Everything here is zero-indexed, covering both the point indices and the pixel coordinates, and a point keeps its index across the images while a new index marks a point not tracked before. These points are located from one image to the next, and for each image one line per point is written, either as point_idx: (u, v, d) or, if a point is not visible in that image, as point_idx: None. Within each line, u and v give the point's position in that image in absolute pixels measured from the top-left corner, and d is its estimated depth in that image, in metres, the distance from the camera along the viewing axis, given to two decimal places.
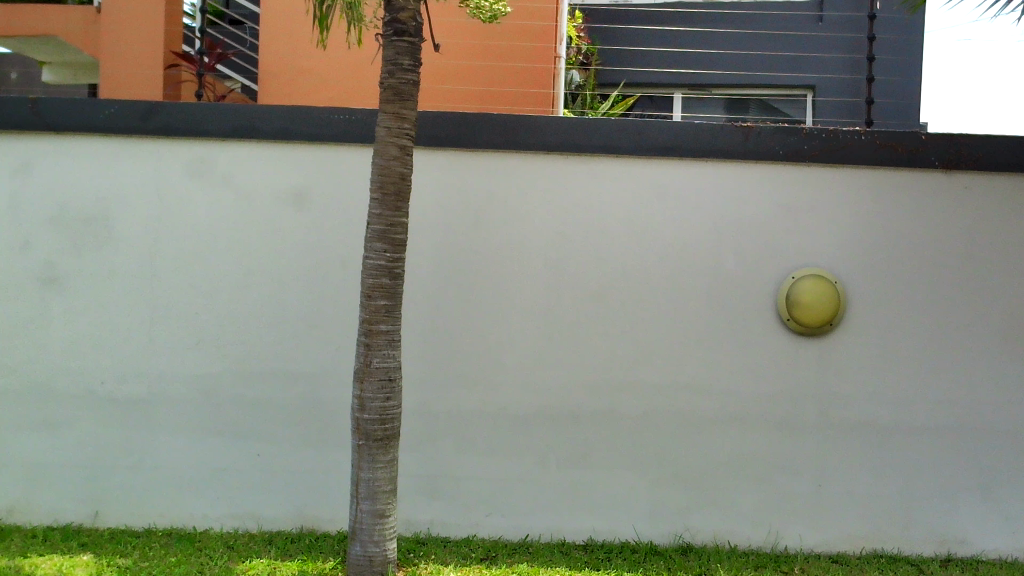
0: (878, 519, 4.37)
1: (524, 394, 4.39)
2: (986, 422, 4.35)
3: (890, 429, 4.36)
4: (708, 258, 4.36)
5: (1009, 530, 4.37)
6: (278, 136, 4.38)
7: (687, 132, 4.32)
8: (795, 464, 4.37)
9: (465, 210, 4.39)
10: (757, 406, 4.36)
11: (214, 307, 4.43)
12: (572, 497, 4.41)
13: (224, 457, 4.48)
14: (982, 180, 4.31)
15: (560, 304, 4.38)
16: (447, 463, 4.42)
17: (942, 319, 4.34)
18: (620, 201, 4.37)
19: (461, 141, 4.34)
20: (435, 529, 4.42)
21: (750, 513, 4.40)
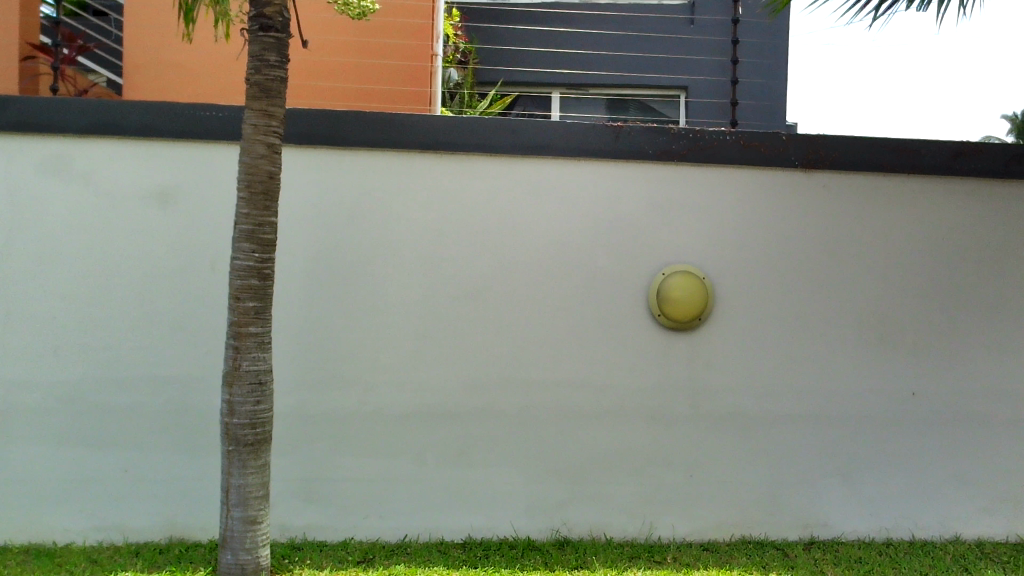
0: (747, 505, 4.52)
1: (401, 393, 4.36)
2: (843, 410, 4.55)
3: (756, 419, 4.51)
4: (582, 254, 4.42)
5: (864, 512, 4.59)
6: (138, 130, 4.20)
7: (561, 132, 4.37)
8: (673, 453, 4.48)
9: (339, 208, 4.33)
10: (631, 400, 4.44)
11: (74, 308, 4.23)
12: (451, 495, 4.40)
13: (85, 465, 4.27)
14: (839, 178, 4.51)
15: (439, 302, 4.36)
16: (322, 465, 4.34)
17: (806, 310, 4.52)
18: (497, 198, 4.38)
19: (334, 139, 4.28)
20: (312, 533, 4.34)
21: (629, 501, 4.47)
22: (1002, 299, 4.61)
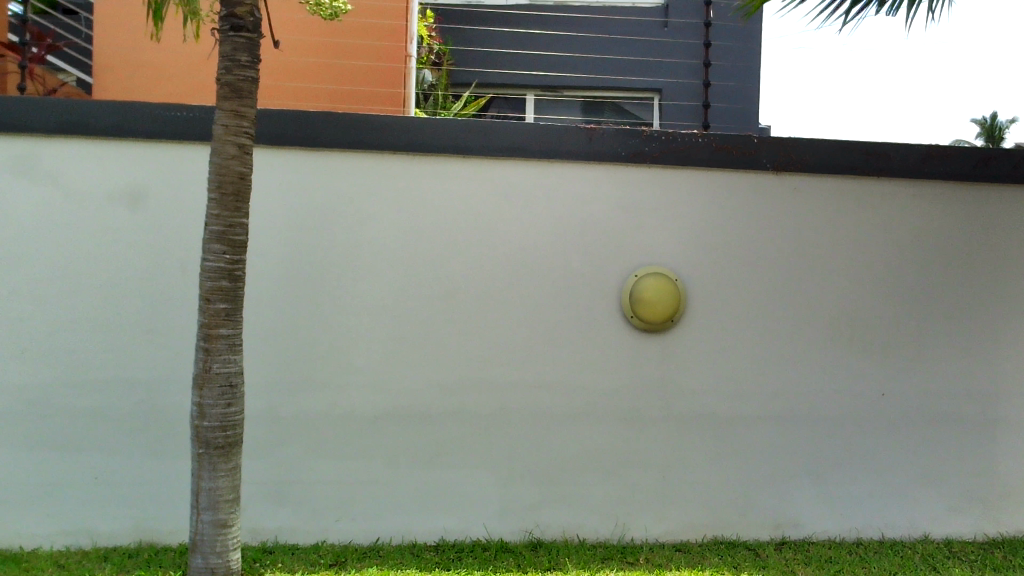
0: (864, 499, 5.17)
1: (595, 407, 4.99)
2: (949, 409, 5.20)
3: (872, 414, 5.16)
4: (704, 276, 5.06)
5: (962, 505, 5.22)
6: (356, 186, 4.86)
7: (687, 148, 4.98)
8: (819, 457, 5.14)
9: (480, 245, 4.90)
10: (761, 397, 5.09)
11: (300, 346, 4.86)
12: (596, 497, 5.01)
13: (264, 479, 4.86)
14: (937, 198, 5.17)
15: (581, 322, 4.97)
16: (476, 474, 4.94)
17: (933, 321, 5.19)
18: (653, 240, 5.03)
19: (483, 178, 4.89)
20: (450, 535, 4.95)
21: (778, 504, 5.11)
22: None
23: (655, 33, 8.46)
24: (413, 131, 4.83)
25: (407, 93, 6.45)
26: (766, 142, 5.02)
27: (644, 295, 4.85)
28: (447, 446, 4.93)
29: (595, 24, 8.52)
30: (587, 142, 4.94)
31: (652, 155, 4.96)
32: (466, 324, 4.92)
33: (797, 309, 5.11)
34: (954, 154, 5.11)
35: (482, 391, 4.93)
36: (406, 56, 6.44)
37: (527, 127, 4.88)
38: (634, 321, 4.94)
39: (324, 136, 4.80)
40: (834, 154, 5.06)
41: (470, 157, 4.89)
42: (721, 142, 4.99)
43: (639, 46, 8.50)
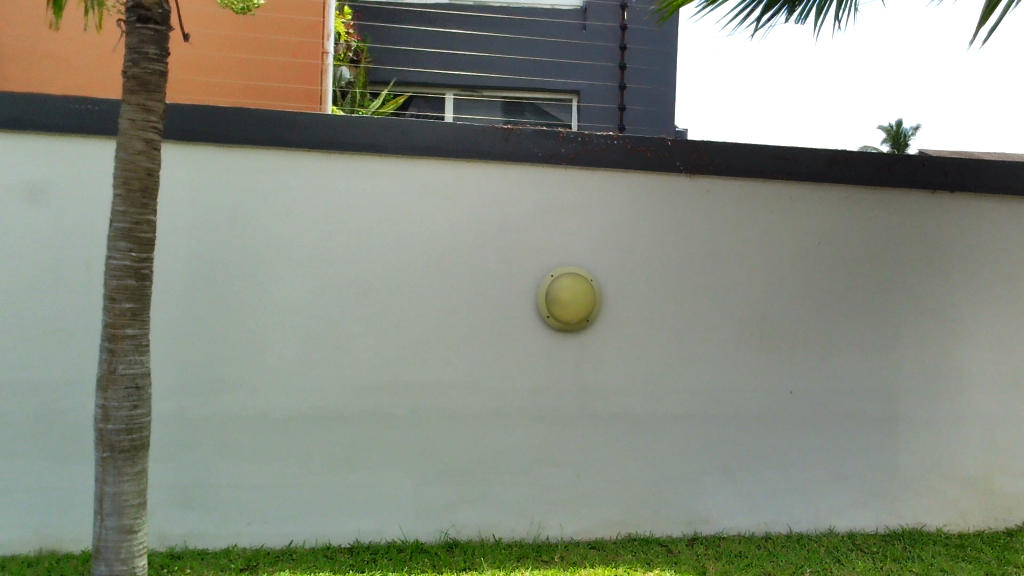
0: (773, 495, 5.30)
1: (512, 406, 5.01)
2: (854, 406, 5.36)
3: (780, 412, 5.29)
4: (619, 277, 5.12)
5: (866, 500, 5.39)
6: (270, 184, 4.78)
7: (603, 149, 5.03)
8: (730, 454, 5.24)
9: (395, 246, 4.89)
10: (675, 397, 5.17)
11: (211, 347, 4.76)
12: (510, 496, 5.03)
13: (171, 482, 4.75)
14: (844, 201, 5.32)
15: (496, 323, 4.98)
16: (390, 475, 4.92)
17: (839, 321, 5.35)
18: (569, 240, 5.07)
19: (399, 179, 4.88)
20: (364, 537, 4.90)
21: (690, 501, 5.21)
22: (980, 312, 5.49)
23: (574, 35, 8.53)
24: (329, 129, 4.78)
25: (325, 90, 6.41)
26: (680, 145, 5.10)
27: (560, 295, 4.88)
28: (362, 447, 4.88)
29: (514, 25, 8.56)
30: (504, 142, 4.95)
31: (569, 156, 5.00)
32: (383, 324, 4.88)
33: (709, 310, 5.21)
34: (858, 160, 5.28)
35: (397, 392, 4.90)
36: (323, 53, 6.44)
37: (445, 127, 4.87)
38: (551, 321, 4.97)
39: (237, 133, 4.71)
40: (745, 159, 5.17)
41: (386, 156, 4.86)
42: (635, 144, 5.06)
43: (558, 48, 8.57)
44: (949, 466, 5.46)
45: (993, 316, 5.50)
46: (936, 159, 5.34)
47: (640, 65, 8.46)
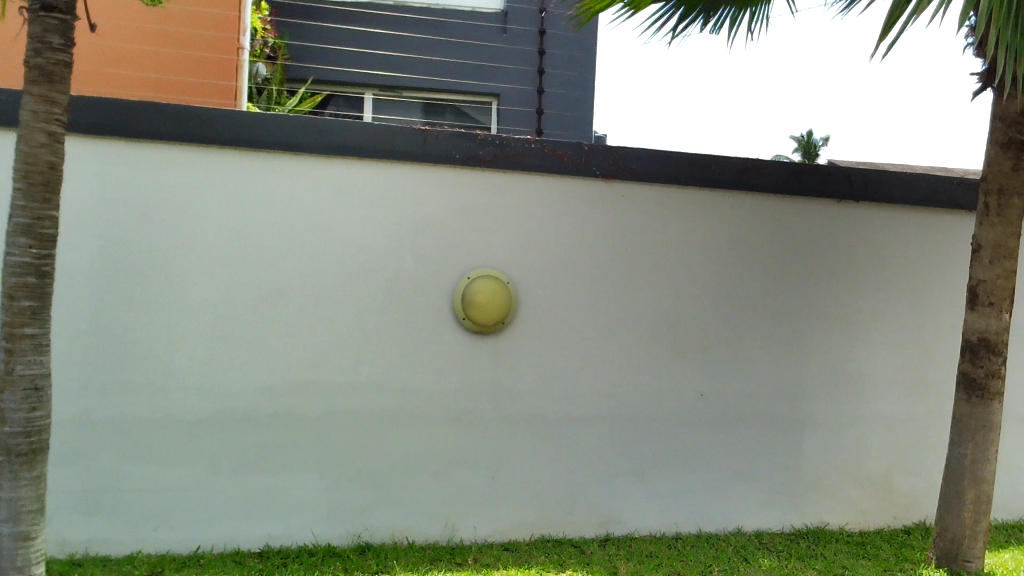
0: (682, 495, 5.39)
1: (426, 409, 4.99)
2: (761, 408, 5.49)
3: (690, 415, 5.38)
4: (535, 280, 5.14)
5: (773, 500, 5.52)
6: (180, 181, 4.67)
7: (520, 152, 5.05)
8: (642, 456, 5.32)
9: (310, 245, 4.83)
10: (588, 399, 5.22)
11: (116, 347, 4.63)
12: (423, 498, 5.01)
13: (73, 487, 4.59)
14: (753, 208, 5.45)
15: (411, 325, 4.96)
16: (301, 478, 4.85)
17: (748, 325, 5.47)
18: (486, 242, 5.07)
19: (313, 178, 4.82)
20: (275, 541, 4.82)
21: (603, 502, 5.26)
22: (882, 318, 5.68)
23: (494, 38, 8.55)
24: (243, 126, 4.69)
25: (239, 85, 6.40)
26: (596, 150, 5.15)
27: (476, 297, 4.88)
28: (273, 451, 4.81)
29: (434, 26, 8.53)
30: (422, 143, 4.92)
31: (486, 158, 5.00)
32: (296, 325, 4.81)
33: (623, 314, 5.28)
34: (768, 168, 5.41)
35: (310, 394, 4.84)
36: (240, 48, 6.43)
37: (362, 127, 4.82)
38: (467, 323, 4.97)
39: (147, 128, 4.58)
40: (659, 165, 5.25)
41: (301, 154, 4.79)
42: (552, 148, 5.09)
43: (478, 51, 8.58)
44: (852, 467, 5.64)
45: (894, 323, 5.70)
46: (843, 170, 5.51)
47: (559, 70, 8.53)
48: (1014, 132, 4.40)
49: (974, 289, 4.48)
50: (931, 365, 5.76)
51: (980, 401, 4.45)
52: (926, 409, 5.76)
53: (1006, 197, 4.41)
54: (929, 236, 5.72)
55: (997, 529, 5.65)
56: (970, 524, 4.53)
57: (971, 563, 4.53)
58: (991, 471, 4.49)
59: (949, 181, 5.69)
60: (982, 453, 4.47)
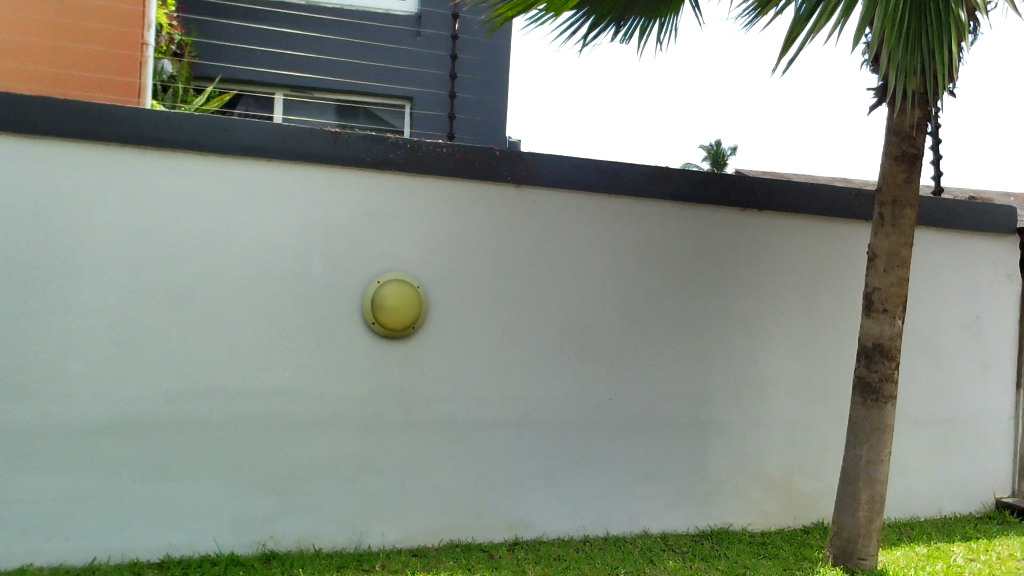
0: (590, 499, 5.44)
1: (334, 414, 4.93)
2: (667, 411, 5.59)
3: (598, 418, 5.44)
4: (445, 284, 5.14)
5: (678, 503, 5.62)
6: (78, 179, 4.52)
7: (431, 155, 5.04)
8: (551, 460, 5.35)
9: (214, 247, 4.72)
10: (498, 403, 5.24)
11: (6, 351, 4.43)
12: (329, 504, 4.94)
13: None
14: (661, 215, 5.56)
15: (319, 328, 4.89)
16: (203, 485, 4.73)
17: (656, 330, 5.57)
18: (397, 246, 5.04)
19: (218, 179, 4.72)
20: (176, 551, 4.69)
21: (511, 507, 5.28)
22: (783, 323, 5.84)
23: (408, 41, 8.53)
24: (145, 124, 4.56)
25: (143, 83, 6.24)
26: (507, 155, 5.18)
27: (386, 302, 4.85)
28: (175, 457, 4.68)
29: (346, 28, 8.45)
30: (332, 146, 4.86)
31: (396, 161, 4.98)
32: (200, 329, 4.70)
33: (532, 318, 5.31)
34: (675, 176, 5.53)
35: (214, 399, 4.73)
36: (144, 44, 6.20)
37: (270, 127, 4.74)
38: (376, 327, 4.93)
39: (43, 124, 4.42)
40: (569, 171, 5.31)
41: (207, 155, 4.70)
42: (464, 153, 5.10)
43: (391, 53, 8.54)
44: (754, 468, 5.79)
45: (796, 328, 5.87)
46: (747, 179, 5.67)
47: (472, 74, 8.55)
48: (906, 146, 4.58)
49: (869, 296, 4.64)
50: (829, 369, 5.95)
51: (874, 404, 4.61)
52: (825, 411, 5.95)
53: (899, 208, 4.58)
54: (827, 244, 5.92)
55: (891, 527, 5.87)
56: (865, 523, 4.68)
57: (866, 560, 4.69)
58: (884, 472, 4.66)
59: (848, 193, 5.93)
60: (876, 455, 4.63)
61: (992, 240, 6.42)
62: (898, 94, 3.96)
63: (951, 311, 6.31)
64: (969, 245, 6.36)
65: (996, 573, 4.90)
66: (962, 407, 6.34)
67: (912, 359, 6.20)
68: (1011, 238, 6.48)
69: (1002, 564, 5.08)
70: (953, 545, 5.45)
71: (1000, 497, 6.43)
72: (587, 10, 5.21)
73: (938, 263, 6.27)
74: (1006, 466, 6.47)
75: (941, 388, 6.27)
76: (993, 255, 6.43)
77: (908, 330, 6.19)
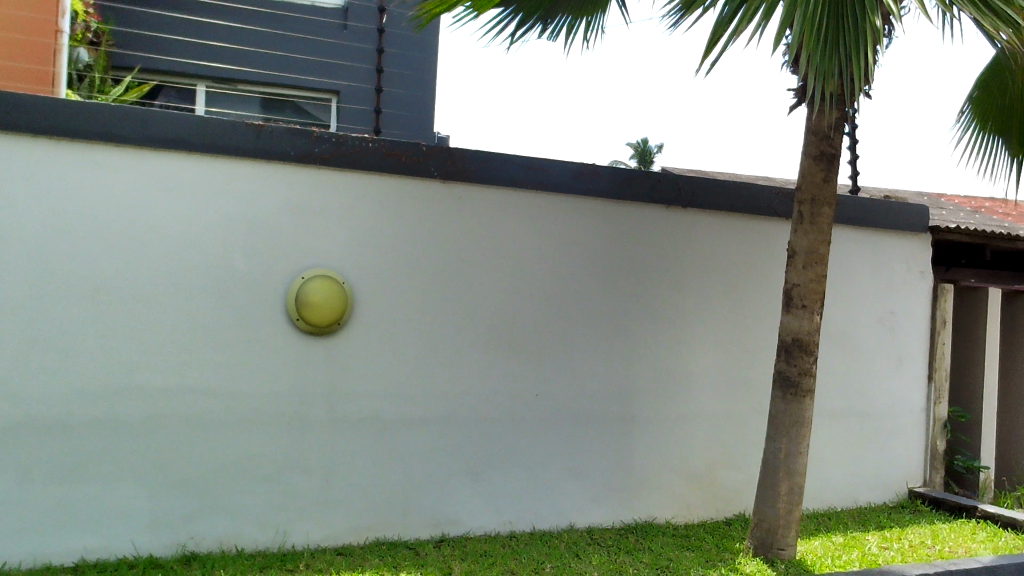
0: (516, 494, 5.46)
1: (257, 412, 4.85)
2: (593, 406, 5.64)
3: (524, 414, 5.46)
4: (370, 279, 5.09)
5: (603, 497, 5.67)
6: None
7: (357, 150, 5.00)
8: (477, 456, 5.35)
9: (132, 242, 4.61)
10: (424, 399, 5.22)
11: None
12: (252, 503, 4.86)
13: None
14: (587, 211, 5.60)
15: (240, 325, 4.81)
16: (120, 485, 4.61)
17: (582, 326, 5.61)
18: (321, 242, 4.98)
19: (136, 171, 4.60)
20: (91, 554, 4.55)
21: (437, 503, 5.27)
22: (706, 319, 5.94)
23: (334, 34, 8.43)
24: (60, 113, 4.42)
25: (57, 72, 6.05)
26: (434, 151, 5.17)
27: (310, 298, 4.79)
28: (91, 457, 4.55)
29: (271, 19, 8.32)
30: (254, 139, 4.79)
31: (321, 156, 4.92)
32: (117, 326, 4.58)
33: (459, 314, 5.30)
34: (602, 173, 5.58)
35: (132, 398, 4.61)
36: (59, 32, 6.07)
37: (192, 119, 4.64)
38: (300, 324, 4.86)
39: None
40: (496, 168, 5.32)
41: (125, 146, 4.58)
42: (390, 148, 5.07)
43: (317, 46, 8.44)
44: (678, 462, 5.88)
45: (718, 323, 5.98)
46: (671, 176, 5.75)
47: (399, 68, 8.49)
48: (825, 146, 4.69)
49: (788, 293, 4.75)
50: (750, 363, 6.08)
51: (793, 398, 4.72)
52: (746, 405, 6.07)
53: (817, 207, 4.70)
54: (748, 241, 6.04)
55: (809, 518, 6.02)
56: (784, 514, 4.80)
57: (784, 550, 4.81)
58: (803, 463, 4.77)
59: (769, 191, 6.07)
60: (794, 447, 4.74)
61: (905, 238, 6.63)
62: (817, 96, 4.05)
63: (866, 307, 6.50)
64: (883, 242, 6.55)
65: (908, 560, 5.07)
66: (876, 400, 6.53)
67: (831, 354, 6.37)
68: (923, 236, 6.70)
69: (914, 551, 5.25)
70: (867, 534, 5.62)
71: (911, 487, 6.64)
72: (514, 7, 5.22)
73: (854, 260, 6.44)
74: (917, 457, 6.69)
75: (856, 381, 6.46)
76: (907, 253, 6.64)
77: (826, 325, 6.36)
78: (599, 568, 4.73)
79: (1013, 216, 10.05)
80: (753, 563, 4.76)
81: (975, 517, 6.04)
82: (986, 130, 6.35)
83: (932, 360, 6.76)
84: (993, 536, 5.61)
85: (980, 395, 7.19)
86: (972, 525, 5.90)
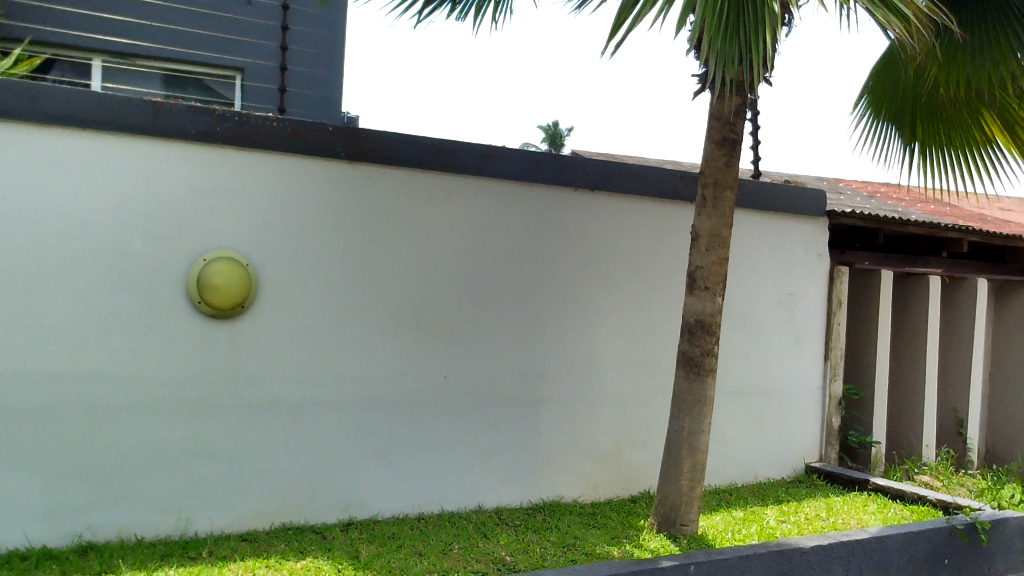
0: (424, 477, 5.46)
1: (157, 398, 4.73)
2: (501, 387, 5.66)
3: (432, 396, 5.45)
4: (274, 261, 5.00)
5: (510, 477, 5.72)
6: None
7: (260, 129, 4.90)
8: (386, 439, 5.33)
9: (22, 222, 4.43)
10: (331, 383, 5.16)
11: None
12: (152, 490, 4.74)
13: None
14: (495, 194, 5.61)
15: (139, 308, 4.67)
16: (10, 475, 4.44)
17: (490, 308, 5.62)
18: (223, 223, 4.86)
19: (25, 148, 4.41)
20: None
21: (345, 487, 5.23)
22: (612, 300, 6.03)
23: (236, 11, 8.28)
24: None
25: None
26: (339, 131, 5.10)
27: (212, 280, 4.67)
28: None
29: None
30: (153, 117, 4.65)
31: (223, 135, 4.80)
32: (5, 310, 4.40)
33: (366, 296, 5.25)
34: (510, 155, 5.58)
35: (23, 384, 4.44)
36: None
37: (85, 95, 4.47)
38: (202, 307, 4.75)
39: None
40: (403, 149, 5.28)
41: (14, 122, 4.38)
42: (295, 127, 4.98)
43: (219, 22, 8.25)
44: (585, 441, 5.96)
45: (624, 304, 6.07)
46: (579, 159, 5.80)
47: (304, 46, 8.34)
48: (727, 131, 4.79)
49: (692, 275, 4.84)
50: (655, 344, 6.19)
51: (697, 377, 4.83)
52: (651, 384, 6.19)
53: (720, 190, 4.80)
54: (654, 224, 6.14)
55: (712, 493, 6.19)
56: (686, 491, 4.91)
57: (687, 526, 4.93)
58: (705, 441, 4.90)
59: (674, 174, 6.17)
60: (697, 425, 4.87)
61: (804, 222, 6.83)
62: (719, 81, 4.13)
63: (767, 288, 6.68)
64: (784, 226, 6.75)
65: (804, 532, 5.26)
66: (775, 379, 6.74)
67: (732, 334, 6.53)
68: (821, 220, 6.91)
69: (810, 524, 5.45)
70: (765, 508, 5.80)
71: (808, 463, 6.88)
72: None
73: (756, 243, 6.62)
74: (814, 434, 6.93)
75: (756, 360, 6.65)
76: (805, 236, 6.85)
77: (728, 307, 6.52)
78: (507, 548, 4.77)
79: (907, 199, 10.44)
80: (656, 539, 4.87)
81: (867, 490, 6.29)
82: (879, 118, 6.59)
83: (828, 340, 7.00)
84: (883, 508, 5.85)
85: (873, 373, 7.48)
86: (864, 498, 6.15)
